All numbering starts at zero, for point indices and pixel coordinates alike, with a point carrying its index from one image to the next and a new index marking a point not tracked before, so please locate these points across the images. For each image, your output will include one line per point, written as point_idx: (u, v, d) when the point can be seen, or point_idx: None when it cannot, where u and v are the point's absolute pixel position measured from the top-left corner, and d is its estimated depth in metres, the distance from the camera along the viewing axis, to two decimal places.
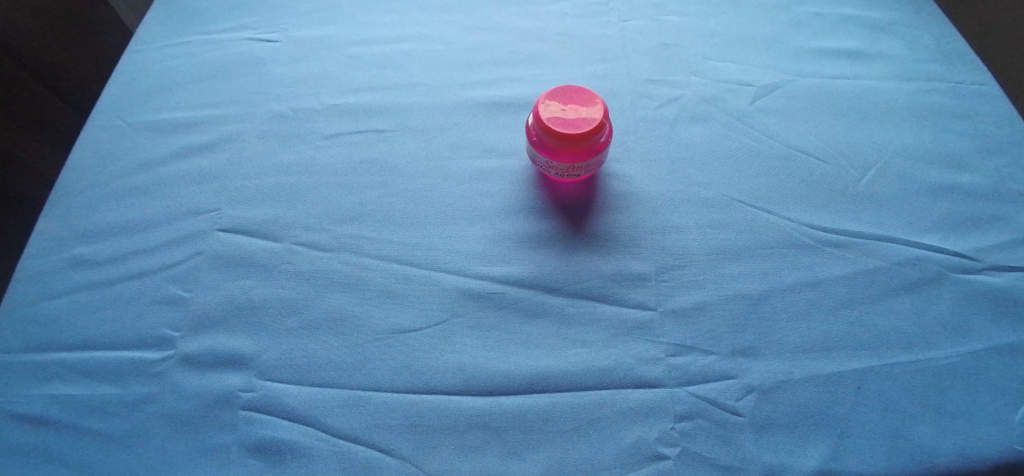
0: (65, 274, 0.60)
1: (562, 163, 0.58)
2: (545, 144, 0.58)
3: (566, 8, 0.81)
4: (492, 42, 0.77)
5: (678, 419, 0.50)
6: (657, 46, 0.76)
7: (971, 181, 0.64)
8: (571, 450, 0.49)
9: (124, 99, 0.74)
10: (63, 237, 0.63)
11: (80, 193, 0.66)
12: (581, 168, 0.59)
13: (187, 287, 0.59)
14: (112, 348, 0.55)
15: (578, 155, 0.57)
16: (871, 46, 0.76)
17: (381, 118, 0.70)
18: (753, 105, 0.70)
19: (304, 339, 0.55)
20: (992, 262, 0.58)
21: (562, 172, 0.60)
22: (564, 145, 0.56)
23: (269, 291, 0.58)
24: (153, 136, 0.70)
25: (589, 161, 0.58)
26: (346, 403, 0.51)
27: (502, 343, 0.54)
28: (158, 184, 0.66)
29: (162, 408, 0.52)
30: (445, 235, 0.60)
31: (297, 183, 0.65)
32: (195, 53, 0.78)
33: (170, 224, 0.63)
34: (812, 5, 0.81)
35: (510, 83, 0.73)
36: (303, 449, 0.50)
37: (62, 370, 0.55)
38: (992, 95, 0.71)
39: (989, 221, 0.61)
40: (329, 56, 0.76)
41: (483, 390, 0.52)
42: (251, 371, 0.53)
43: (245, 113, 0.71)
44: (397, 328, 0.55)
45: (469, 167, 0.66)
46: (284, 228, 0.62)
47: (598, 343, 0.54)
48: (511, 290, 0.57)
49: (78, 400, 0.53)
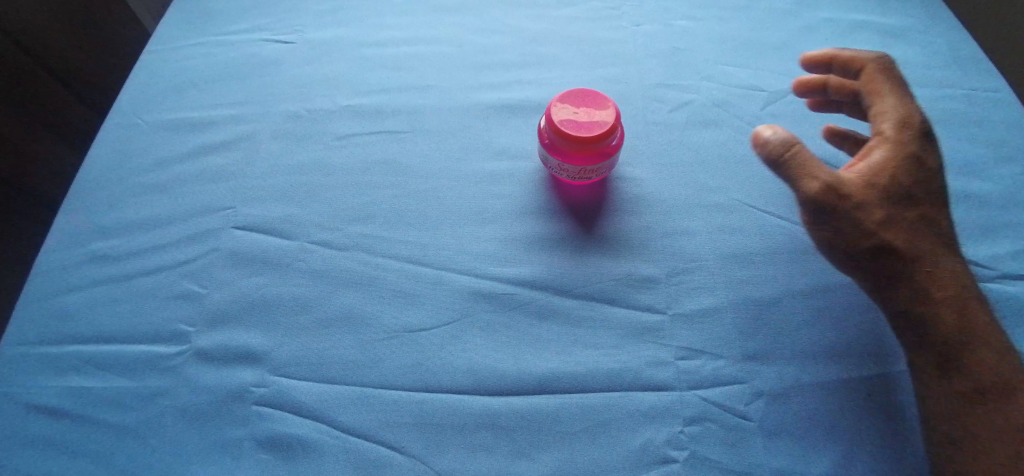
0: (83, 269, 0.62)
1: (575, 166, 0.59)
2: (556, 146, 0.58)
3: (578, 12, 0.81)
4: (503, 44, 0.78)
5: (687, 423, 0.50)
6: (669, 50, 0.77)
7: (983, 188, 0.64)
8: (580, 450, 0.50)
9: (141, 98, 0.75)
10: (82, 232, 0.64)
11: (97, 189, 0.67)
12: (594, 172, 0.60)
13: (201, 283, 0.60)
14: (127, 342, 0.56)
15: (590, 158, 0.58)
16: (884, 52, 0.76)
17: (394, 119, 0.71)
18: (764, 110, 0.71)
19: (316, 336, 0.55)
20: (1004, 270, 0.58)
21: (574, 175, 0.60)
22: (577, 148, 0.57)
23: (282, 288, 0.59)
24: (170, 134, 0.72)
25: (602, 164, 0.59)
26: (357, 400, 0.52)
27: (511, 343, 0.54)
28: (173, 182, 0.68)
29: (176, 402, 0.53)
30: (456, 236, 0.61)
31: (310, 182, 0.66)
32: (212, 53, 0.79)
33: (185, 221, 0.64)
34: (825, 10, 0.81)
35: (521, 86, 0.74)
36: (314, 444, 0.50)
37: (79, 364, 0.56)
38: (1006, 103, 0.70)
39: (1000, 230, 0.61)
40: (343, 57, 0.77)
41: (492, 390, 0.52)
42: (263, 368, 0.54)
43: (260, 113, 0.72)
44: (408, 327, 0.55)
45: (480, 169, 0.66)
46: (297, 226, 0.63)
47: (606, 345, 0.54)
48: (520, 291, 0.57)
49: (93, 392, 0.54)
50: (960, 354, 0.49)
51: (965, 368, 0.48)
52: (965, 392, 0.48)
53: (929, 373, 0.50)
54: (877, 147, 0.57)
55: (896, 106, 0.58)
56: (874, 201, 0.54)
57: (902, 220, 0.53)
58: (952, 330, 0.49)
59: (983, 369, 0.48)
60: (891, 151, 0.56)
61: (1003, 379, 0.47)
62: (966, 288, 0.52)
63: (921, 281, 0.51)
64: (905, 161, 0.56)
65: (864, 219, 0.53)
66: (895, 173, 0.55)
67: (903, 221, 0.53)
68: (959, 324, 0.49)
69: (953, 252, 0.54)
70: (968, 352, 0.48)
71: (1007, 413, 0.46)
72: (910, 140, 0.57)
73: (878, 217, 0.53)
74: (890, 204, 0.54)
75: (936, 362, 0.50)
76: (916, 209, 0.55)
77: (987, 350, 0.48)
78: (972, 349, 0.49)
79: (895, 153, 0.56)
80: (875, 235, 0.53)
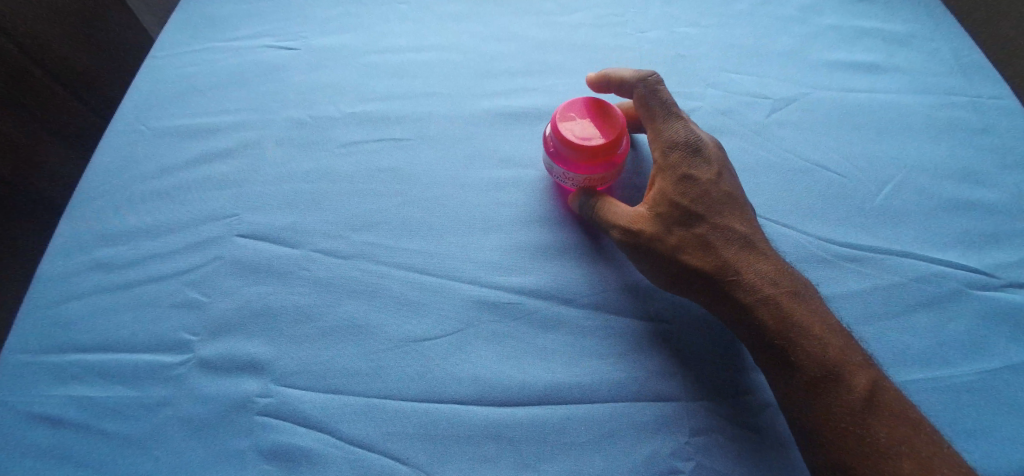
0: (86, 277, 0.61)
1: (581, 175, 0.58)
2: (561, 154, 0.58)
3: (582, 18, 0.81)
4: (507, 51, 0.78)
5: (692, 434, 0.50)
6: (673, 56, 0.77)
7: (989, 196, 0.63)
8: (585, 461, 0.49)
9: (144, 105, 0.75)
10: (85, 240, 0.64)
11: (100, 196, 0.67)
12: (599, 181, 0.60)
13: (205, 292, 0.59)
14: (131, 351, 0.56)
15: (596, 167, 0.58)
16: (889, 59, 0.76)
17: (397, 126, 0.71)
18: (769, 117, 0.70)
19: (320, 346, 0.55)
20: (1011, 278, 0.57)
21: (579, 183, 0.60)
22: (583, 157, 0.56)
23: (286, 297, 0.58)
24: (173, 141, 0.71)
25: (607, 173, 0.59)
26: (362, 410, 0.52)
27: (516, 353, 0.54)
28: (176, 189, 0.67)
29: (179, 412, 0.53)
30: (460, 244, 0.61)
31: (313, 189, 0.66)
32: (215, 60, 0.79)
33: (188, 229, 0.64)
34: (829, 17, 0.81)
35: (526, 93, 0.73)
36: (317, 454, 0.50)
37: (82, 373, 0.55)
38: (1011, 110, 0.70)
39: (1007, 238, 0.60)
40: (348, 64, 0.77)
41: (496, 400, 0.52)
42: (267, 378, 0.54)
43: (264, 120, 0.72)
44: (413, 337, 0.55)
45: (484, 177, 0.66)
46: (301, 234, 0.62)
47: (612, 355, 0.54)
48: (525, 301, 0.57)
49: (96, 402, 0.54)
50: (785, 348, 0.50)
51: (793, 363, 0.50)
52: (782, 382, 0.50)
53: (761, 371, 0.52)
54: (657, 174, 0.59)
55: (664, 126, 0.59)
56: (660, 229, 0.56)
57: (694, 241, 0.55)
58: (771, 331, 0.51)
59: (798, 365, 0.50)
60: (666, 178, 0.58)
61: (821, 371, 0.49)
62: (779, 286, 0.52)
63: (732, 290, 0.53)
64: (676, 183, 0.57)
65: (659, 249, 0.56)
66: (678, 194, 0.57)
67: (695, 240, 0.55)
68: (758, 331, 0.51)
69: (763, 253, 0.54)
70: (794, 347, 0.50)
71: (820, 402, 0.48)
72: (677, 159, 0.58)
73: (674, 242, 0.55)
74: (672, 227, 0.56)
75: (765, 363, 0.51)
76: (704, 226, 0.55)
77: (806, 340, 0.50)
78: (797, 342, 0.50)
79: (671, 179, 0.57)
80: (667, 258, 0.55)
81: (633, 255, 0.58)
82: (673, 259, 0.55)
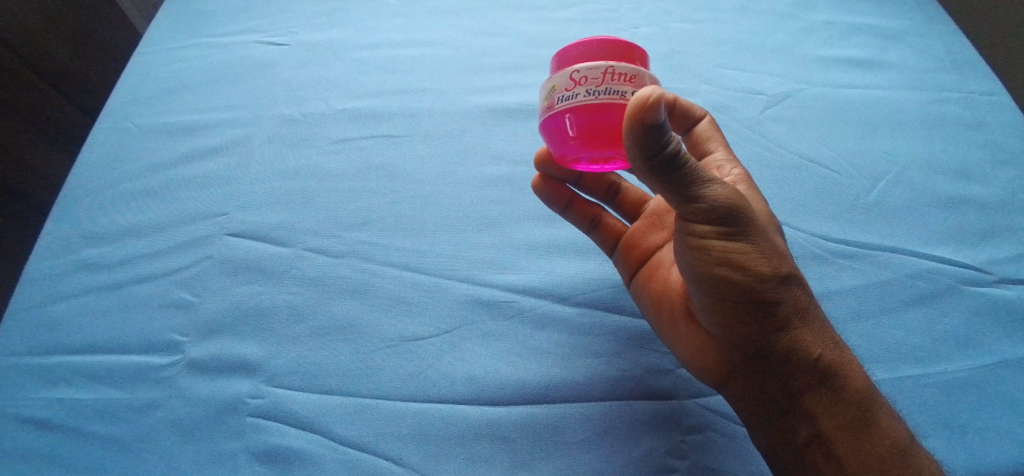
0: (73, 277, 0.60)
1: (596, 66, 0.44)
2: (595, 54, 0.45)
3: (576, 14, 0.81)
4: (500, 48, 0.77)
5: (687, 431, 0.50)
6: (667, 52, 0.76)
7: (981, 191, 0.63)
8: (582, 461, 0.49)
9: (131, 102, 0.74)
10: (73, 240, 0.63)
11: (87, 195, 0.66)
12: (626, 81, 0.44)
13: (195, 292, 0.58)
14: (119, 353, 0.55)
15: (617, 61, 0.45)
16: (882, 54, 0.76)
17: (389, 123, 0.70)
18: (763, 113, 0.70)
19: (312, 345, 0.55)
20: (1003, 274, 0.57)
21: (597, 86, 0.44)
22: (597, 45, 0.45)
23: (276, 296, 0.58)
24: (161, 138, 0.71)
25: (636, 70, 0.45)
26: (355, 411, 0.51)
27: (512, 351, 0.54)
28: (165, 187, 0.66)
29: (169, 414, 0.52)
30: (452, 242, 0.60)
31: (304, 187, 0.65)
32: (204, 56, 0.79)
33: (178, 228, 0.63)
34: (822, 14, 0.81)
35: (519, 89, 0.73)
36: (310, 456, 0.49)
37: (68, 374, 0.54)
38: (1003, 106, 0.70)
39: (999, 233, 0.60)
40: (338, 60, 0.76)
41: (491, 399, 0.51)
42: (258, 378, 0.53)
43: (252, 117, 0.71)
44: (406, 335, 0.54)
45: (478, 174, 0.66)
46: (292, 233, 0.62)
47: (607, 352, 0.54)
48: (519, 299, 0.56)
49: (83, 404, 0.53)
50: (874, 408, 0.45)
51: (876, 429, 0.44)
52: (840, 425, 0.45)
53: (817, 403, 0.45)
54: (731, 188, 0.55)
55: (732, 160, 0.58)
56: (768, 227, 0.48)
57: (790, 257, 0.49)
58: (866, 381, 0.46)
59: (876, 411, 0.45)
60: (754, 195, 0.54)
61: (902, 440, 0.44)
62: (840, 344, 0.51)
63: (826, 321, 0.48)
64: (759, 204, 0.54)
65: (773, 241, 0.46)
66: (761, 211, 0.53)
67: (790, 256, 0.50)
68: (844, 356, 0.47)
69: None
70: (879, 408, 0.45)
71: (881, 455, 0.44)
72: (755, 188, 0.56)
73: (782, 245, 0.48)
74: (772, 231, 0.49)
75: (843, 420, 0.45)
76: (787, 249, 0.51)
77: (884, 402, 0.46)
78: (880, 402, 0.46)
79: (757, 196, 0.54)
80: (782, 253, 0.46)
81: (731, 227, 0.43)
82: (786, 257, 0.46)
